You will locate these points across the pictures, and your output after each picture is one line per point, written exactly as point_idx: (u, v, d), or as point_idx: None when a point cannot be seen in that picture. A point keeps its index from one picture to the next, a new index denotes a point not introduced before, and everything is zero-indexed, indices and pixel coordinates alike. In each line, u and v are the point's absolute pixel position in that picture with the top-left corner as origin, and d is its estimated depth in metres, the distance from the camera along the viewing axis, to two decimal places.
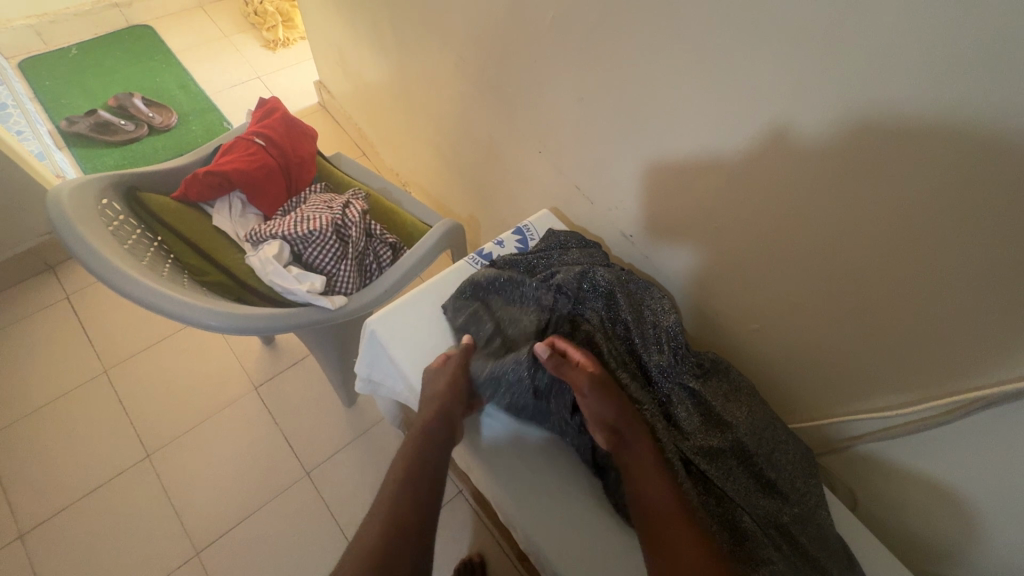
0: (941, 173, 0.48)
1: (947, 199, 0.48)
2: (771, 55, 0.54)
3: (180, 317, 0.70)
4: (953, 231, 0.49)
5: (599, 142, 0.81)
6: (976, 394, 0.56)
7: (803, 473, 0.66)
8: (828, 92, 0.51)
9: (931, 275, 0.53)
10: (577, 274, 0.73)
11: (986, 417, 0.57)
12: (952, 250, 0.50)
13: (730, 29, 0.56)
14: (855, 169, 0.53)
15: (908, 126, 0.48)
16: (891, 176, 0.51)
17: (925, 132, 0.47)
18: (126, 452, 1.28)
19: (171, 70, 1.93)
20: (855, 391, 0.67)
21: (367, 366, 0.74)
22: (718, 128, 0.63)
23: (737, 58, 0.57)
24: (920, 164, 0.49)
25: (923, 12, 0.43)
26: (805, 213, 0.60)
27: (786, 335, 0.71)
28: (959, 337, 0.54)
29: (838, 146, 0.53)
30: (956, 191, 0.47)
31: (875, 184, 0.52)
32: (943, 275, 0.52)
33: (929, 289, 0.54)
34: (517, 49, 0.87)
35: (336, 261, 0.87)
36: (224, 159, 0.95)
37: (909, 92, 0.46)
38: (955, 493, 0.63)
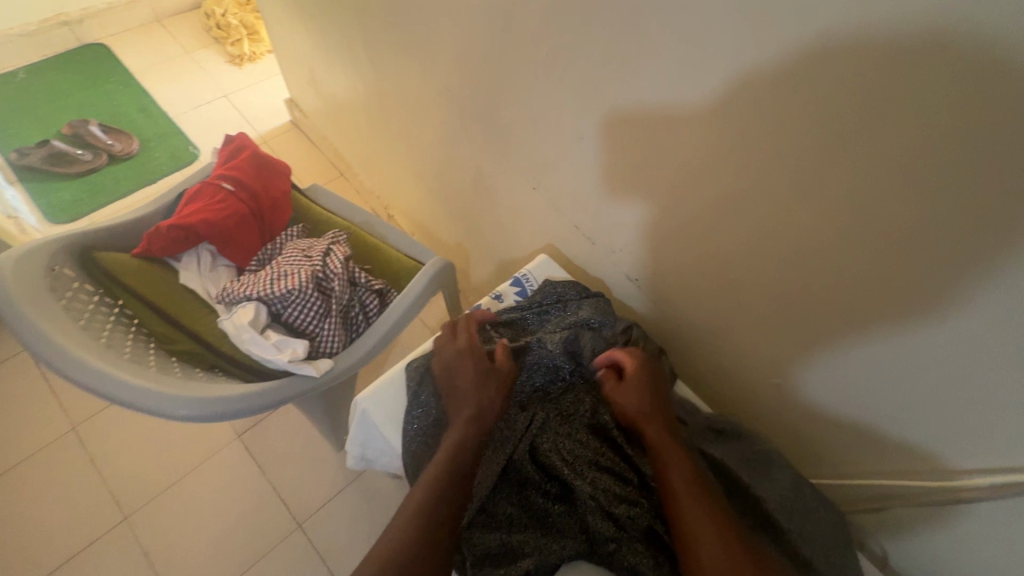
0: (1001, 244, 0.42)
1: (1002, 273, 0.44)
2: (801, 106, 0.48)
3: (145, 407, 0.63)
4: (1008, 302, 0.45)
5: (599, 182, 0.76)
6: None
7: (837, 545, 0.62)
8: (869, 152, 0.46)
9: (982, 345, 0.48)
10: (568, 345, 0.68)
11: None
12: (1006, 322, 0.46)
13: (754, 75, 0.50)
14: (896, 233, 0.48)
15: (963, 193, 0.42)
16: (940, 243, 0.46)
17: (980, 202, 0.42)
18: (101, 515, 1.19)
19: (129, 92, 1.81)
20: (890, 450, 0.63)
21: (359, 444, 0.68)
22: (734, 179, 0.58)
23: (761, 107, 0.51)
24: (973, 233, 0.44)
25: (981, 76, 0.37)
26: (835, 272, 0.55)
27: (814, 388, 0.67)
28: (1012, 408, 0.50)
29: (877, 206, 0.48)
30: (1017, 263, 0.43)
31: (918, 250, 0.47)
32: (998, 346, 0.47)
33: (980, 359, 0.49)
34: (506, 82, 0.81)
35: (319, 319, 0.80)
36: (189, 209, 0.87)
37: (968, 157, 0.41)
38: (1001, 561, 0.59)
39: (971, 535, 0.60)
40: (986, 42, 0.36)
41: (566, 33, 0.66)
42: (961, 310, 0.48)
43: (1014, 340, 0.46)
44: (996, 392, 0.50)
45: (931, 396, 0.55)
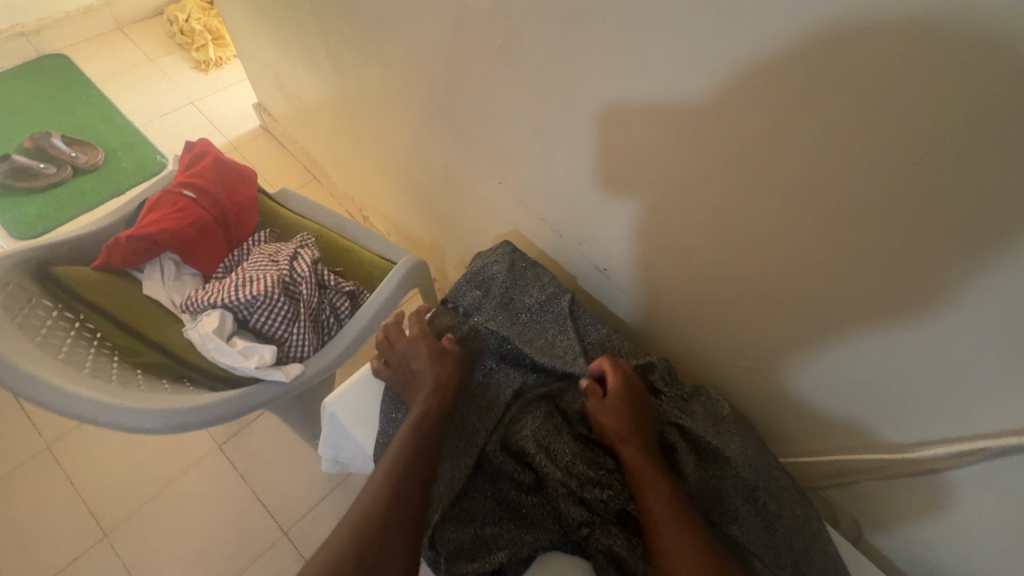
0: (948, 218, 0.43)
1: (940, 247, 0.45)
2: (751, 90, 0.48)
3: (105, 422, 0.61)
4: (949, 273, 0.46)
5: (563, 175, 0.76)
6: (985, 441, 0.53)
7: (800, 498, 0.63)
8: (829, 130, 0.46)
9: (930, 318, 0.50)
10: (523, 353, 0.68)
11: (1004, 461, 0.53)
12: (951, 293, 0.47)
13: (707, 62, 0.50)
14: (844, 211, 0.49)
15: (916, 166, 0.43)
16: (893, 219, 0.46)
17: (918, 178, 0.43)
18: (81, 534, 1.18)
19: (92, 102, 1.77)
20: (856, 425, 0.64)
21: (331, 448, 0.67)
22: (691, 165, 0.58)
23: (718, 92, 0.51)
24: (913, 209, 0.45)
25: (910, 56, 0.39)
26: (790, 253, 0.56)
27: (779, 368, 0.68)
28: (964, 377, 0.51)
29: (831, 185, 0.49)
30: (953, 237, 0.44)
31: (866, 225, 0.49)
32: (944, 318, 0.49)
33: (923, 330, 0.51)
34: (467, 78, 0.80)
35: (287, 324, 0.79)
36: (150, 218, 0.85)
37: (917, 133, 0.41)
38: (961, 527, 0.61)
39: (933, 504, 0.62)
40: (912, 21, 0.37)
41: (520, 26, 0.65)
42: (914, 285, 0.49)
43: (968, 311, 0.47)
44: (955, 364, 0.51)
45: (895, 370, 0.56)
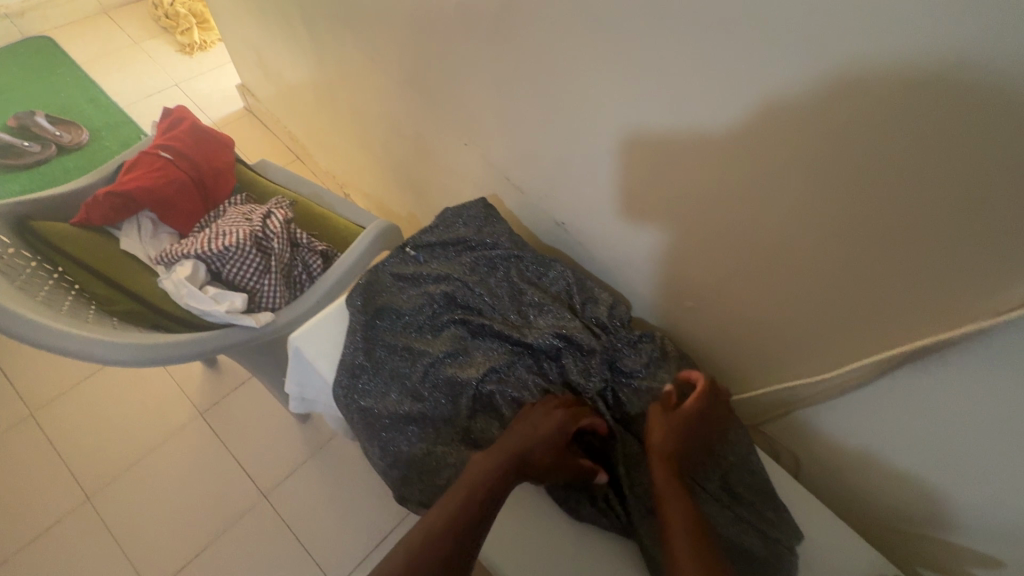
0: (839, 137, 0.47)
1: (836, 170, 0.49)
2: (784, 91, 0.48)
3: (80, 352, 0.64)
4: (845, 196, 0.50)
5: (521, 130, 0.80)
6: (890, 352, 0.57)
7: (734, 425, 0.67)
8: (741, 61, 0.49)
9: (834, 242, 0.54)
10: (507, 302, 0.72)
11: (900, 374, 0.58)
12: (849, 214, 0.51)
13: (736, 64, 0.50)
14: (756, 143, 0.53)
15: (812, 90, 0.47)
16: (797, 144, 0.50)
17: (814, 102, 0.47)
18: (64, 497, 1.21)
19: (77, 83, 1.80)
20: (787, 356, 0.68)
21: (297, 384, 0.71)
22: (629, 108, 0.62)
23: (745, 93, 0.51)
24: (812, 131, 0.49)
25: None
26: (715, 188, 0.60)
27: (718, 308, 0.71)
28: (870, 297, 0.55)
29: (744, 115, 0.52)
30: (846, 157, 0.48)
31: (776, 152, 0.52)
32: (846, 239, 0.53)
33: (830, 254, 0.55)
34: (431, 39, 0.84)
35: (259, 276, 0.82)
36: (128, 177, 0.88)
37: (813, 56, 0.45)
38: (884, 448, 0.65)
39: (860, 428, 0.66)
40: None
41: None
42: (813, 208, 0.53)
43: (863, 228, 0.51)
44: (855, 286, 0.55)
45: (807, 296, 0.60)
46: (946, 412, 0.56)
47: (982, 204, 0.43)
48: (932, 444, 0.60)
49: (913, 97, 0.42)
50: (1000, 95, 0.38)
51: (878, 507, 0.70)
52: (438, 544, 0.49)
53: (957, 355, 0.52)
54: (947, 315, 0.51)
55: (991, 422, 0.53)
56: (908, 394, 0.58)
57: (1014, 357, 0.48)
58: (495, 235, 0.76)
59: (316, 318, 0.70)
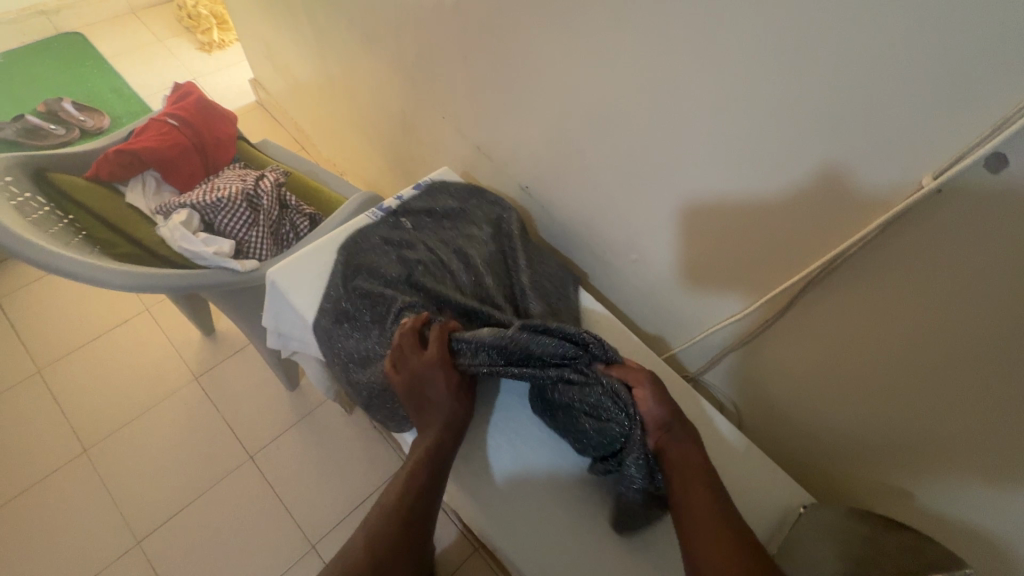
0: (731, 68, 0.54)
1: (734, 100, 0.56)
2: (847, 167, 0.51)
3: (80, 275, 0.72)
4: (743, 125, 0.56)
5: (489, 98, 0.87)
6: (798, 284, 0.62)
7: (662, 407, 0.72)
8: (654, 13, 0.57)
9: (743, 175, 0.60)
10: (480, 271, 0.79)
11: (798, 311, 0.64)
12: (750, 143, 0.57)
13: (773, 101, 0.53)
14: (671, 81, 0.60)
15: (707, 33, 0.54)
16: (702, 77, 0.57)
17: (708, 37, 0.54)
18: (63, 449, 1.28)
19: (104, 74, 1.93)
20: (718, 301, 0.73)
21: (273, 318, 0.78)
22: (575, 64, 0.69)
23: (807, 165, 0.54)
24: (711, 67, 0.56)
25: None
26: (648, 131, 0.66)
27: (659, 260, 0.77)
28: (780, 230, 0.60)
29: (659, 56, 0.59)
30: (740, 87, 0.54)
31: (687, 89, 0.59)
32: (753, 171, 0.59)
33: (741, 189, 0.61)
34: (409, 19, 0.92)
35: (247, 228, 0.90)
36: (136, 139, 0.97)
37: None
38: (805, 388, 0.69)
39: (784, 367, 0.70)
40: None
41: None
42: (718, 146, 0.60)
43: (761, 156, 0.57)
44: (763, 219, 0.61)
45: (721, 239, 0.67)
46: (838, 345, 0.62)
47: (843, 118, 0.49)
48: (841, 377, 0.64)
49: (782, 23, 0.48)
50: (835, 27, 0.45)
51: (798, 451, 0.75)
52: (401, 524, 0.55)
53: (837, 283, 0.59)
54: (827, 242, 0.57)
55: (883, 348, 0.58)
56: (814, 330, 0.64)
57: (886, 277, 0.54)
58: (476, 210, 0.86)
59: (291, 257, 0.77)
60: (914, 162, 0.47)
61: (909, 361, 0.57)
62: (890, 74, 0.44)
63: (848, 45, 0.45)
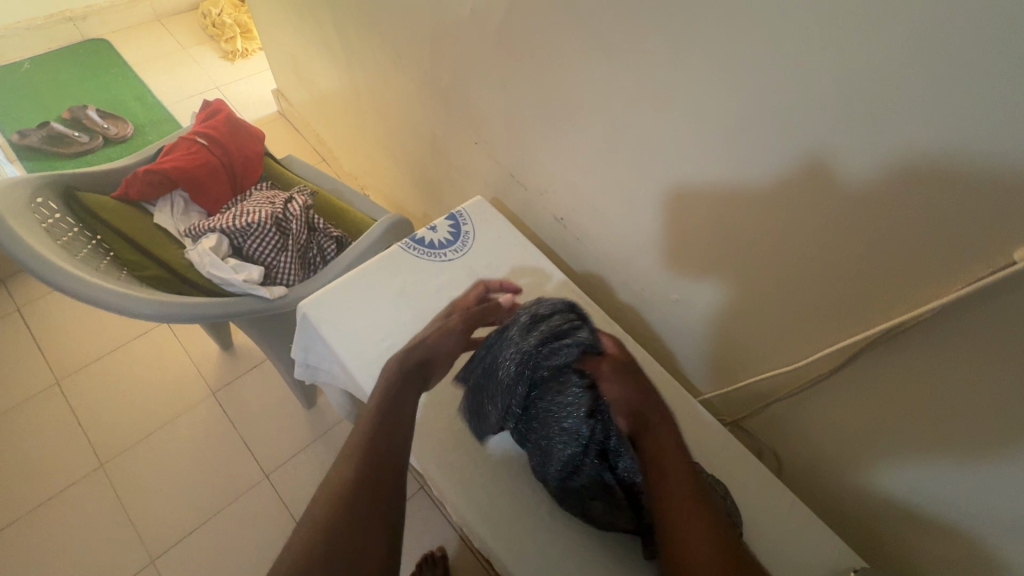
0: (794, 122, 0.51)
1: (797, 153, 0.53)
2: (829, 154, 0.50)
3: (111, 305, 0.70)
4: (806, 179, 0.54)
5: (526, 126, 0.85)
6: (851, 341, 0.59)
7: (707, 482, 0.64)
8: (712, 61, 0.54)
9: (804, 227, 0.57)
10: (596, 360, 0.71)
11: (852, 369, 0.62)
12: (816, 197, 0.54)
13: (841, 158, 0.50)
14: (732, 129, 0.57)
15: (772, 88, 0.51)
16: (761, 127, 0.54)
17: (772, 87, 0.51)
18: (79, 462, 1.27)
19: (128, 81, 1.94)
20: (769, 351, 0.70)
21: (303, 350, 0.76)
22: (621, 100, 0.66)
23: (790, 153, 0.53)
24: (776, 118, 0.52)
25: None
26: (699, 174, 0.63)
27: (700, 303, 0.76)
28: (838, 284, 0.57)
29: (717, 104, 0.57)
30: (806, 140, 0.51)
31: (747, 140, 0.56)
32: (816, 225, 0.56)
33: (801, 241, 0.58)
34: (444, 42, 0.90)
35: (276, 252, 0.88)
36: (166, 158, 0.96)
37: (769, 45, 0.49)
38: (861, 445, 0.66)
39: (837, 421, 0.67)
40: None
41: None
42: (780, 201, 0.57)
43: (826, 209, 0.54)
44: (822, 274, 0.58)
45: (773, 288, 0.64)
46: (894, 406, 0.60)
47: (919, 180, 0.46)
48: (904, 437, 0.61)
49: (859, 82, 0.45)
50: (922, 89, 0.42)
51: (846, 506, 0.72)
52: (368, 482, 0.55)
53: (903, 346, 0.56)
54: (892, 302, 0.54)
55: (947, 413, 0.55)
56: (871, 387, 0.61)
57: (958, 345, 0.51)
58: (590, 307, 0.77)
59: (325, 287, 0.75)
60: (1002, 234, 0.44)
61: (979, 434, 0.53)
62: (976, 141, 0.41)
63: (933, 109, 0.42)
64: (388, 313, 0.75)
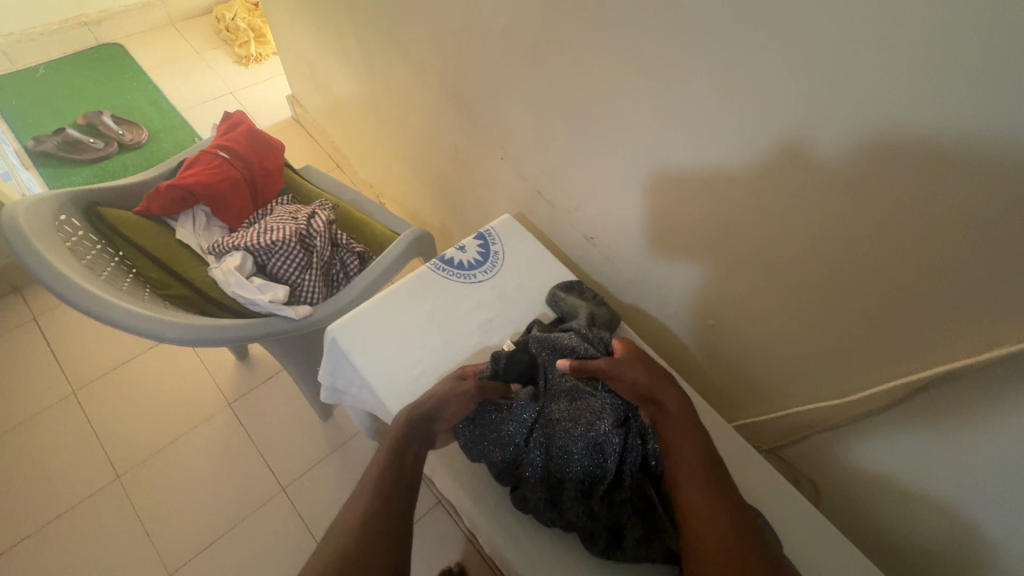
0: (859, 155, 0.50)
1: (861, 184, 0.51)
2: (803, 136, 0.52)
3: (138, 329, 0.69)
4: (873, 211, 0.51)
5: (556, 143, 0.82)
6: (905, 378, 0.58)
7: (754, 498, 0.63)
8: (767, 91, 0.52)
9: (864, 259, 0.55)
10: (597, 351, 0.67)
11: (914, 404, 0.60)
12: (881, 230, 0.52)
13: (912, 191, 0.48)
14: (787, 159, 0.55)
15: (837, 121, 0.49)
16: (825, 161, 0.52)
17: (838, 120, 0.49)
18: (96, 474, 1.26)
19: (142, 87, 1.93)
20: (813, 380, 0.69)
21: (330, 374, 0.75)
22: (660, 121, 0.64)
23: (766, 136, 0.55)
24: (839, 144, 0.50)
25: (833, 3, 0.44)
26: (747, 201, 0.61)
27: (740, 328, 0.74)
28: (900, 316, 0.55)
29: (770, 132, 0.55)
30: (872, 172, 0.49)
31: (804, 170, 0.54)
32: (880, 259, 0.53)
33: (861, 273, 0.56)
34: (472, 57, 0.88)
35: (300, 271, 0.87)
36: (187, 173, 0.95)
37: (834, 77, 0.47)
38: (908, 476, 0.66)
39: (889, 453, 0.66)
40: None
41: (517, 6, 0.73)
42: (839, 233, 0.55)
43: (893, 243, 0.52)
44: (880, 305, 0.57)
45: (827, 318, 0.63)
46: (947, 440, 0.59)
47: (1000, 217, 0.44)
48: (958, 472, 0.60)
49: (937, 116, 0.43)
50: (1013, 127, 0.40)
51: (894, 533, 0.72)
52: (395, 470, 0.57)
53: (967, 384, 0.54)
54: (958, 337, 0.52)
55: (1007, 451, 0.54)
56: (929, 421, 0.59)
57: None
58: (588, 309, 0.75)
59: (355, 311, 0.74)
60: None
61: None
62: None
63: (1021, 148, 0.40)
64: (419, 339, 0.73)
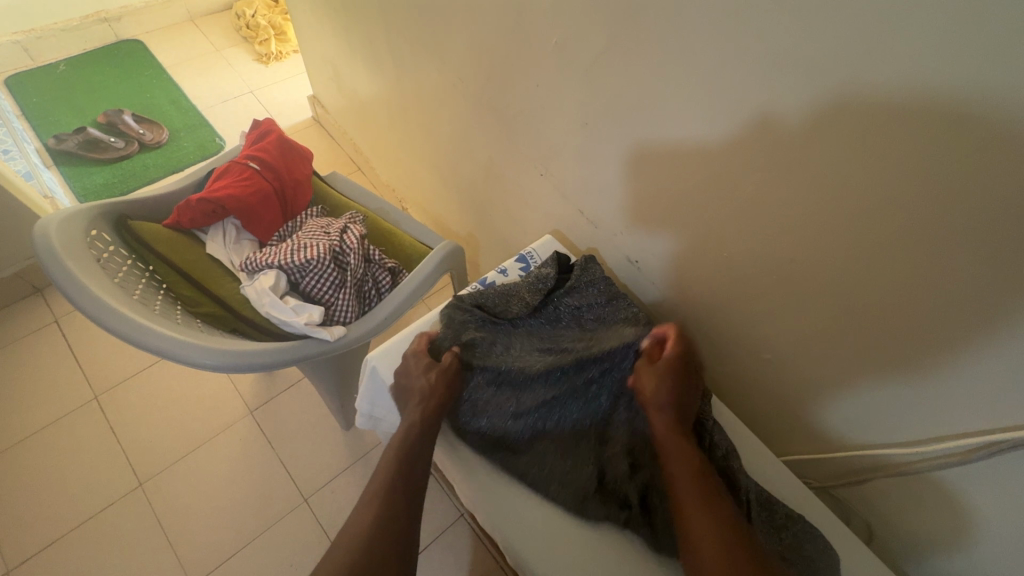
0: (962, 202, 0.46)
1: (961, 230, 0.47)
2: (771, 108, 0.54)
3: (172, 354, 0.67)
4: (972, 259, 0.48)
5: (603, 164, 0.79)
6: (994, 434, 0.55)
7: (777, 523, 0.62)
8: (810, 107, 0.51)
9: (956, 307, 0.51)
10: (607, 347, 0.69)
11: (999, 458, 0.56)
12: (981, 278, 0.48)
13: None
14: (872, 199, 0.51)
15: (936, 168, 0.46)
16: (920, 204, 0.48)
17: (941, 163, 0.45)
18: (117, 481, 1.25)
19: (162, 85, 1.91)
20: (882, 422, 0.66)
21: (368, 403, 0.73)
22: (725, 150, 0.61)
23: (742, 111, 0.57)
24: (938, 186, 0.46)
25: (946, 40, 0.40)
26: (820, 237, 0.58)
27: (797, 362, 0.71)
28: (993, 367, 0.52)
29: (854, 169, 0.51)
30: (977, 220, 0.46)
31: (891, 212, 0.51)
32: (977, 308, 0.50)
33: (950, 320, 0.52)
34: (515, 70, 0.84)
35: (334, 290, 0.84)
36: (217, 185, 0.92)
37: (939, 117, 0.43)
38: (982, 530, 0.62)
39: (963, 505, 0.62)
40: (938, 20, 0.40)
41: (569, 22, 0.69)
42: (927, 278, 0.51)
43: (994, 293, 0.48)
44: (970, 353, 0.53)
45: (902, 361, 0.59)
46: None
47: None
48: None
49: None
50: None
51: None
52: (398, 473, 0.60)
53: None
54: None
55: None
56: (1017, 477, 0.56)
57: None
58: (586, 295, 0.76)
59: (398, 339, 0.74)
60: None
61: None
62: None
63: None
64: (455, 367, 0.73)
